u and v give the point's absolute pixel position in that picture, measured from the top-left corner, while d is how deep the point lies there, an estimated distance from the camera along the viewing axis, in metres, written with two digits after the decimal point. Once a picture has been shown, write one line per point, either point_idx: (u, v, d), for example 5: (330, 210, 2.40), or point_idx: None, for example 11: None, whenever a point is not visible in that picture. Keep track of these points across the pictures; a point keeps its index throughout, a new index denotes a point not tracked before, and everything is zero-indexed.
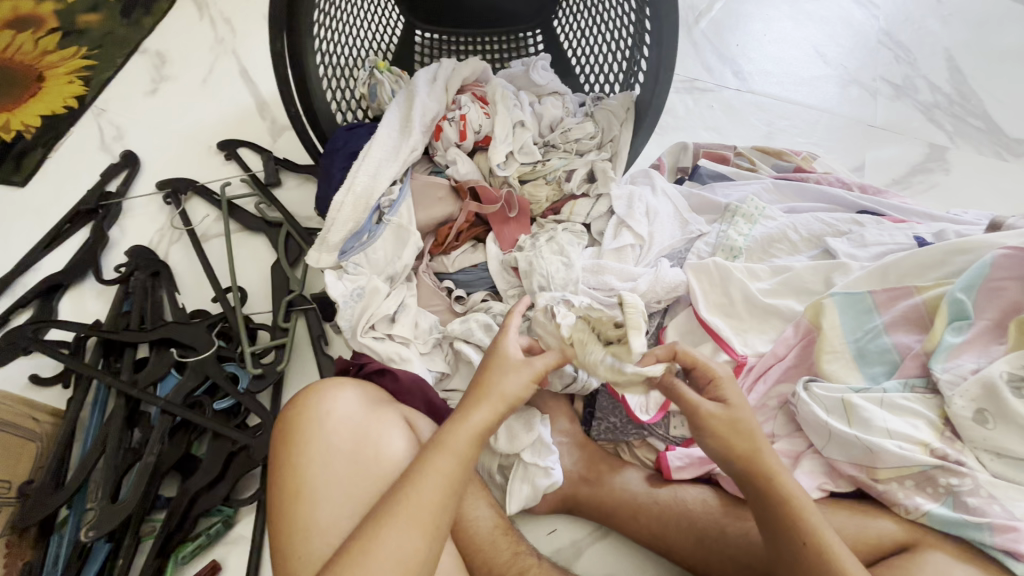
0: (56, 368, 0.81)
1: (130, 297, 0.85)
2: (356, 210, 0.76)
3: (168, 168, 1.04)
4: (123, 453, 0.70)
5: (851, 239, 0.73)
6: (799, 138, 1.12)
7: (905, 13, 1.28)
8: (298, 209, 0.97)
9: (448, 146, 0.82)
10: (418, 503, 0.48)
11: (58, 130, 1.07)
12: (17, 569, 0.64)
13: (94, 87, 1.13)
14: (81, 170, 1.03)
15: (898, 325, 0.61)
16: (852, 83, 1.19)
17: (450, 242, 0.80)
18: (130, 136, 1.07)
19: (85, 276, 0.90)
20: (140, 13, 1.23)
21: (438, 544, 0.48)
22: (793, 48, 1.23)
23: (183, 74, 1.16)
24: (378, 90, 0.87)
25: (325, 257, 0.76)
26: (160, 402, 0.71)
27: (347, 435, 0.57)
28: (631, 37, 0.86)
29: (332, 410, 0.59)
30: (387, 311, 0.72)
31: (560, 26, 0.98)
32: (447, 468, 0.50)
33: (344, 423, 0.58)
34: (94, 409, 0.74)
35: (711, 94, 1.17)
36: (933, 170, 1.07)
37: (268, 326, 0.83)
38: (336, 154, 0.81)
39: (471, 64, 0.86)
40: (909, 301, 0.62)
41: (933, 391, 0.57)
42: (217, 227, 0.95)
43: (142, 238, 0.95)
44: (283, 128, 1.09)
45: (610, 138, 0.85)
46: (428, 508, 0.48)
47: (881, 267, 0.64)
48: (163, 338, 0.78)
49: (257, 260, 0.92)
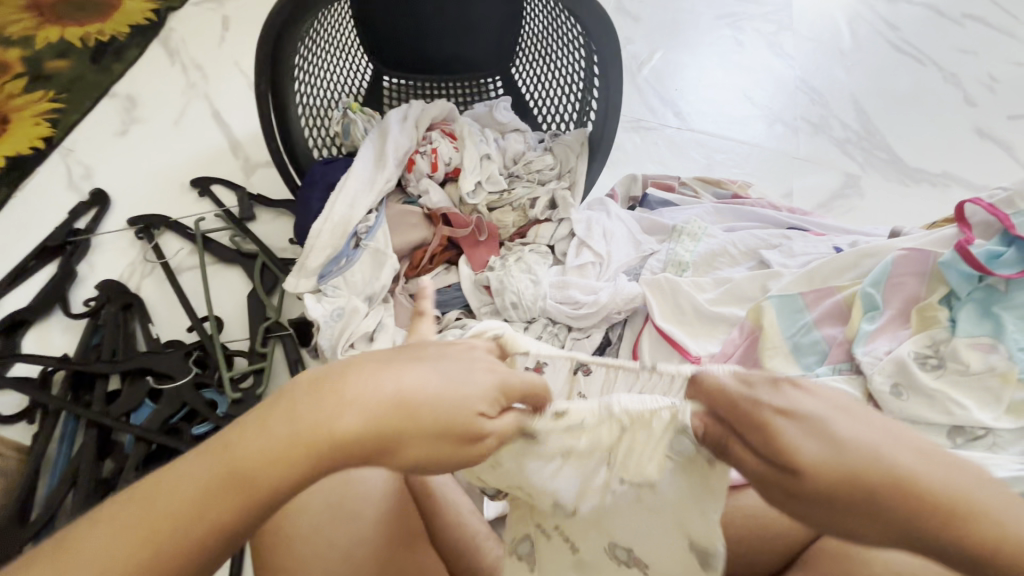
0: (18, 405, 0.79)
1: (101, 329, 0.85)
2: (334, 236, 0.81)
3: (139, 205, 1.05)
4: (95, 484, 0.69)
5: (782, 251, 0.83)
6: (734, 169, 1.25)
7: (816, 64, 1.48)
8: (272, 241, 1.00)
9: (420, 177, 0.89)
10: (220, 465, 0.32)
11: (23, 169, 1.07)
12: None
13: (61, 129, 1.14)
14: (47, 208, 1.03)
15: (825, 320, 0.70)
16: (777, 121, 1.35)
17: (424, 265, 0.85)
18: (99, 175, 1.09)
19: (52, 311, 0.89)
20: (111, 59, 1.27)
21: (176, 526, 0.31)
22: (724, 92, 1.40)
23: (155, 116, 1.20)
24: (352, 129, 0.93)
25: (302, 282, 0.80)
26: (136, 430, 0.72)
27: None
28: (582, 82, 0.96)
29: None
30: (366, 328, 0.75)
31: (517, 74, 1.09)
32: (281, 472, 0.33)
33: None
34: (62, 443, 0.73)
35: (655, 132, 1.30)
36: (850, 195, 1.21)
37: (245, 352, 0.84)
38: (314, 186, 0.86)
39: (439, 104, 0.93)
40: (832, 299, 0.71)
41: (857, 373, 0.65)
42: (191, 259, 0.97)
43: (112, 272, 0.95)
44: (256, 165, 1.12)
45: (568, 170, 0.94)
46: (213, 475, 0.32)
47: (807, 272, 0.73)
48: (136, 368, 0.78)
49: (232, 290, 0.93)
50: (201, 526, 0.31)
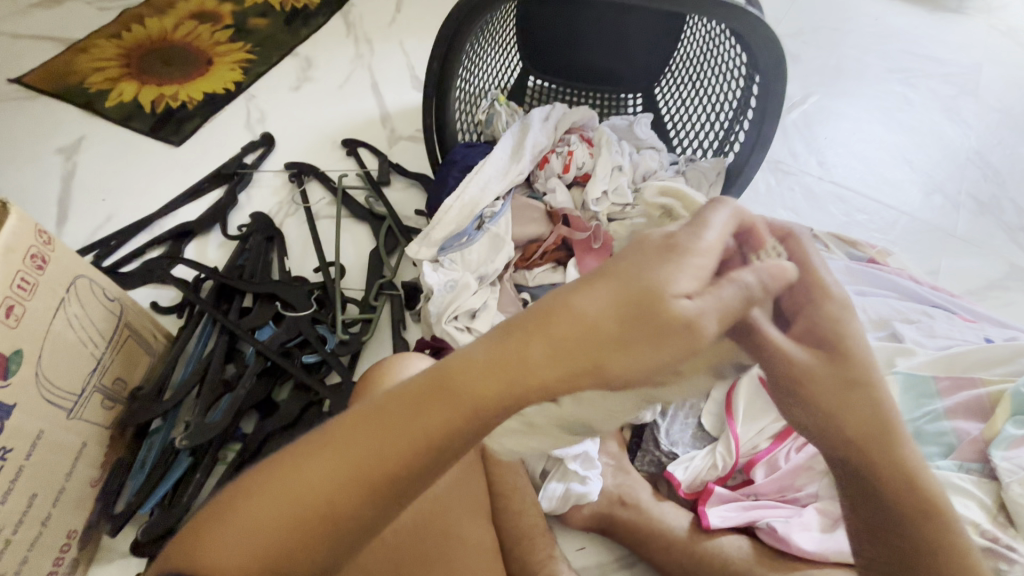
0: (173, 300, 0.93)
1: (246, 253, 0.96)
2: (461, 215, 0.86)
3: (297, 153, 1.17)
4: (217, 383, 0.77)
5: (920, 328, 0.76)
6: (876, 233, 1.14)
7: (998, 138, 1.32)
8: (400, 207, 1.08)
9: (551, 175, 0.91)
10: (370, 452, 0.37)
11: (215, 105, 1.24)
12: (112, 462, 0.71)
13: (250, 77, 1.31)
14: (226, 142, 1.19)
15: (957, 412, 0.66)
16: (936, 191, 1.22)
17: (534, 259, 0.86)
18: (271, 121, 1.23)
19: (213, 228, 1.03)
20: (300, 24, 1.44)
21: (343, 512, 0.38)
22: (879, 149, 1.30)
23: (325, 79, 1.33)
24: (495, 120, 0.98)
25: (424, 251, 0.85)
26: (259, 345, 0.79)
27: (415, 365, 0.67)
28: (733, 110, 0.94)
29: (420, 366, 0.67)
30: (472, 305, 0.78)
31: (660, 93, 1.10)
32: (433, 428, 0.37)
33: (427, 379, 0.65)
34: (200, 340, 0.82)
35: (793, 177, 1.23)
36: (1010, 289, 1.07)
37: (358, 301, 0.91)
38: (454, 165, 0.91)
39: (581, 111, 0.96)
40: (973, 392, 0.67)
41: (989, 476, 0.62)
42: (330, 209, 1.07)
43: (264, 205, 1.07)
44: (400, 138, 1.22)
45: (697, 196, 0.92)
46: (382, 456, 0.37)
47: (948, 357, 0.70)
48: (270, 292, 0.87)
49: (357, 244, 1.02)
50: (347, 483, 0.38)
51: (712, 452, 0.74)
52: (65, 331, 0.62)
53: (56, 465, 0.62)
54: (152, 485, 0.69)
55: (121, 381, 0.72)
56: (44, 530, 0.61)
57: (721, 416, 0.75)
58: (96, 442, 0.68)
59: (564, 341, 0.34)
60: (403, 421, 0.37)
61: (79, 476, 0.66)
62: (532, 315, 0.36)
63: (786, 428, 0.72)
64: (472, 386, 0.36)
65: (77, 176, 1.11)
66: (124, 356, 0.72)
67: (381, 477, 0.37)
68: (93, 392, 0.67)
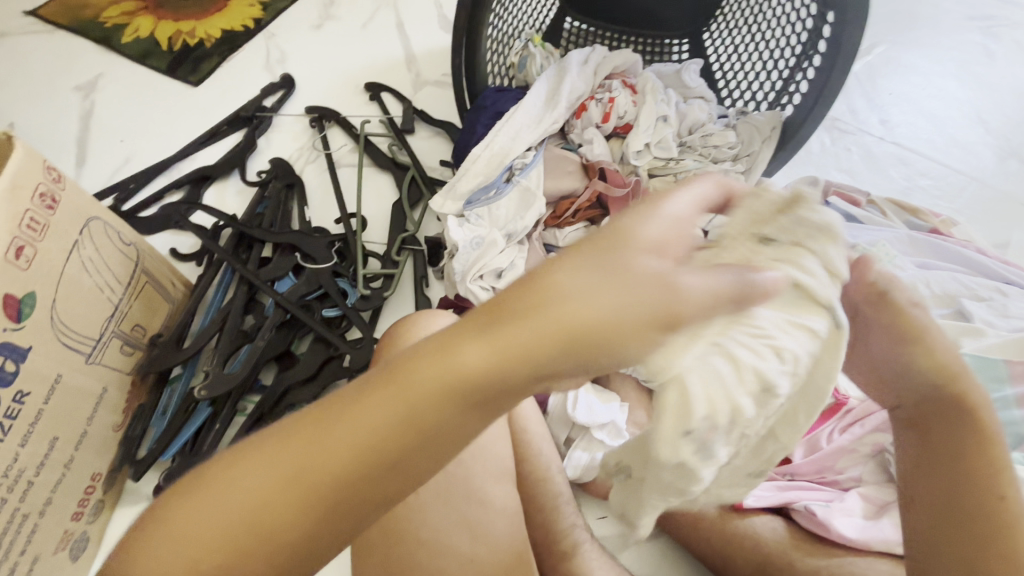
0: (192, 247, 0.90)
1: (265, 201, 0.92)
2: (489, 166, 0.80)
3: (318, 96, 1.11)
4: (236, 333, 0.75)
5: (992, 307, 0.69)
6: (941, 200, 1.04)
7: None
8: (425, 157, 1.02)
9: (588, 125, 0.83)
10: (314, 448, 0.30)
11: (233, 44, 1.17)
12: (134, 408, 0.70)
13: (270, 14, 1.23)
14: (245, 83, 1.13)
15: None
16: (1013, 156, 1.10)
17: (566, 217, 0.80)
18: (291, 62, 1.16)
19: (231, 174, 0.99)
20: None
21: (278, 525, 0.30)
22: (951, 108, 1.17)
23: (348, 17, 1.25)
24: (529, 63, 0.90)
25: (449, 204, 0.79)
26: (278, 296, 0.77)
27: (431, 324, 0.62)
28: (795, 57, 0.83)
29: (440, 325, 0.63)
30: (498, 265, 0.73)
31: (709, 38, 0.99)
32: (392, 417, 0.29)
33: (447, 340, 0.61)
34: (219, 289, 0.80)
35: (851, 137, 1.12)
36: None
37: (379, 255, 0.88)
38: (482, 111, 0.84)
39: (624, 54, 0.88)
40: None
41: None
42: (351, 157, 1.02)
43: (284, 152, 1.03)
44: (425, 83, 1.14)
45: (748, 153, 0.84)
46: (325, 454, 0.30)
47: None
48: (289, 243, 0.83)
49: (379, 195, 0.97)
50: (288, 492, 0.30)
51: None
52: (79, 273, 0.60)
53: (77, 410, 0.61)
54: (172, 433, 0.69)
55: (140, 327, 0.70)
56: (67, 473, 0.61)
57: None
58: (118, 388, 0.67)
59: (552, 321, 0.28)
60: (430, 371, 0.29)
61: (101, 421, 0.65)
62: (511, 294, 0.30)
63: (831, 408, 0.68)
64: (499, 336, 0.28)
65: (96, 115, 1.07)
66: (143, 302, 0.71)
67: (325, 478, 0.29)
68: (111, 338, 0.65)
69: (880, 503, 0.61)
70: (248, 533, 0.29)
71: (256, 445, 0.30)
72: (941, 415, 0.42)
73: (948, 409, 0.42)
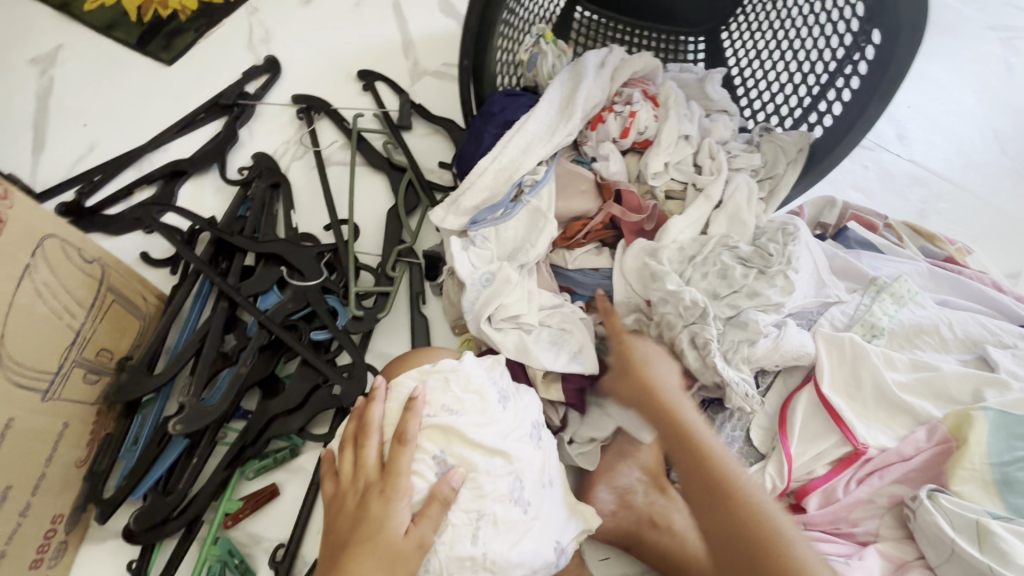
0: (166, 252, 0.82)
1: (248, 203, 0.84)
2: (496, 182, 0.73)
3: (306, 83, 1.02)
4: (215, 357, 0.68)
5: (1015, 355, 0.66)
6: (954, 226, 1.01)
7: None
8: (422, 158, 0.95)
9: (603, 139, 0.77)
10: (383, 521, 0.50)
11: (211, 18, 1.06)
12: (100, 438, 0.64)
13: None
14: (224, 64, 1.03)
15: None
16: None
17: (577, 238, 0.76)
18: (276, 42, 1.06)
19: (209, 168, 0.90)
20: None
21: (382, 557, 0.49)
22: (969, 126, 1.13)
23: None
24: (540, 61, 0.82)
25: (451, 219, 0.73)
26: (261, 317, 0.70)
27: (448, 364, 0.58)
28: (826, 74, 0.78)
29: (459, 364, 0.58)
30: (508, 299, 0.68)
31: (727, 39, 0.94)
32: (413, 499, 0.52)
33: (468, 381, 0.56)
34: (196, 304, 0.72)
35: (869, 153, 1.08)
36: None
37: (372, 269, 0.81)
38: (491, 118, 0.77)
39: (644, 59, 0.81)
40: None
41: None
42: (342, 154, 0.94)
43: (268, 145, 0.94)
44: (424, 73, 1.06)
45: (771, 175, 0.79)
46: (392, 526, 0.50)
47: None
48: (273, 253, 0.75)
49: (373, 199, 0.90)
50: (382, 542, 0.49)
51: (760, 472, 0.66)
52: (30, 302, 0.53)
53: (32, 451, 0.55)
54: (143, 469, 0.62)
55: (107, 352, 0.64)
56: (23, 521, 0.55)
57: (772, 428, 0.68)
58: (81, 421, 0.61)
59: (364, 422, 0.55)
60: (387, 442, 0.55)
61: (62, 458, 0.59)
62: (352, 428, 0.57)
63: (850, 456, 0.64)
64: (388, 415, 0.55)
65: (55, 93, 0.97)
66: (109, 324, 0.63)
67: (399, 532, 0.50)
68: (72, 369, 0.59)
69: (897, 560, 0.59)
70: (395, 542, 0.49)
71: (368, 506, 0.51)
72: (713, 505, 0.51)
73: (719, 497, 0.51)
